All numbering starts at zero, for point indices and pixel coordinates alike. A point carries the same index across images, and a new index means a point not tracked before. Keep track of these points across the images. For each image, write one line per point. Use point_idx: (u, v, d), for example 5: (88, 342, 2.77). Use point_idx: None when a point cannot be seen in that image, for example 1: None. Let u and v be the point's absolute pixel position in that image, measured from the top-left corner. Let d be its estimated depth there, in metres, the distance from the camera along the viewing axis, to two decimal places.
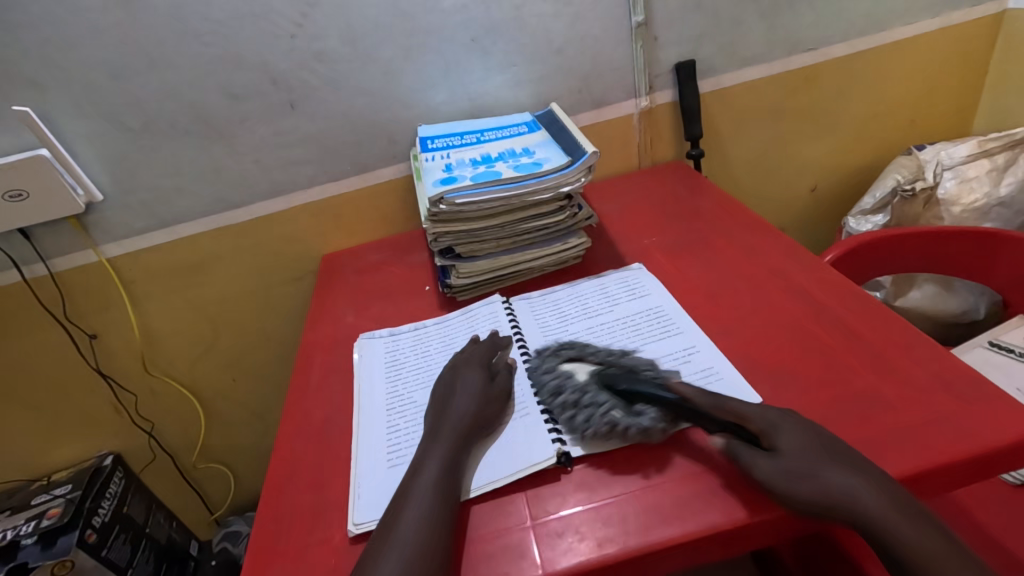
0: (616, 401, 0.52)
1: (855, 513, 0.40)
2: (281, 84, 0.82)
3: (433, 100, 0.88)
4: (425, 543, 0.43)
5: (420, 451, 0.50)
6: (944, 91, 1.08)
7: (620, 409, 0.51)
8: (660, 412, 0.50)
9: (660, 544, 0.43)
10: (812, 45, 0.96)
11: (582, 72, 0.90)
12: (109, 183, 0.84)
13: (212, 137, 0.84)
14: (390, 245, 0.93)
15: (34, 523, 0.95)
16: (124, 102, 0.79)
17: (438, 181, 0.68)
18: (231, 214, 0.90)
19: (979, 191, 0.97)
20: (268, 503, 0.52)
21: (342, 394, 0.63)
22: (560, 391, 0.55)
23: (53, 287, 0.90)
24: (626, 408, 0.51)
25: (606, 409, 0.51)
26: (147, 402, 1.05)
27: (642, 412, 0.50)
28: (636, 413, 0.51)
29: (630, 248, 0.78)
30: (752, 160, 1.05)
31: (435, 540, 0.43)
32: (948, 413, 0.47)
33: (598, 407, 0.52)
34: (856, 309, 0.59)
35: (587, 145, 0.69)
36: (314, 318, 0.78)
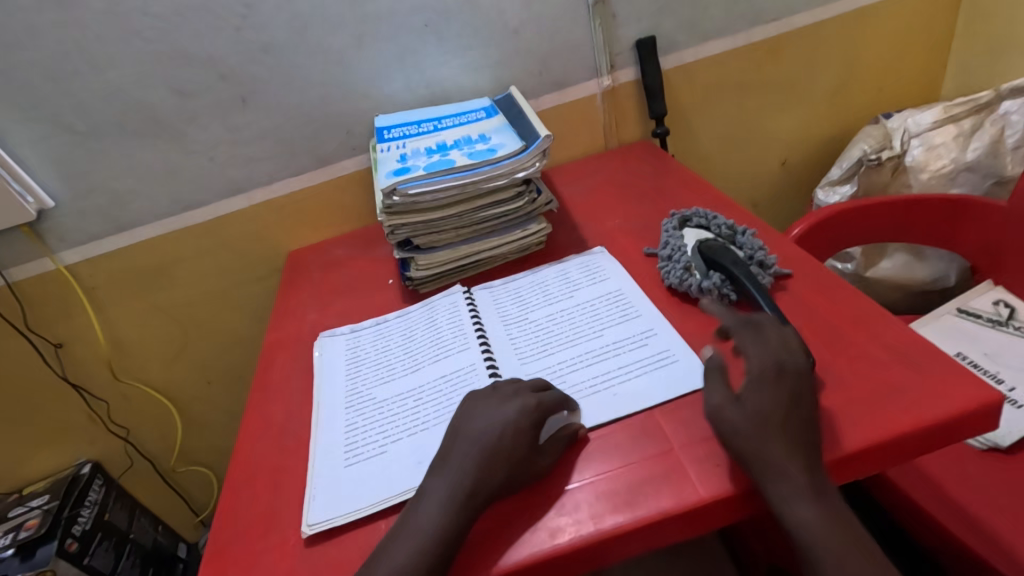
0: (698, 265, 0.61)
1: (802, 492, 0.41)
2: (231, 79, 0.80)
3: (389, 89, 0.86)
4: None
5: (421, 487, 0.47)
6: (910, 57, 1.07)
7: (693, 276, 0.61)
8: (724, 282, 0.59)
9: (612, 531, 0.43)
10: (774, 15, 0.95)
11: (541, 54, 0.89)
12: (60, 188, 0.82)
13: (163, 136, 0.82)
14: (355, 239, 0.92)
15: (11, 536, 0.95)
16: (67, 104, 0.77)
17: (392, 172, 0.67)
18: (189, 214, 0.88)
19: (946, 157, 0.96)
20: (225, 508, 0.52)
21: (303, 393, 0.63)
22: (666, 253, 0.65)
23: (12, 296, 0.88)
24: (702, 270, 0.61)
25: (683, 274, 0.61)
26: (121, 408, 1.04)
27: (712, 275, 0.59)
28: (705, 278, 0.60)
29: (594, 231, 0.77)
30: (720, 136, 1.04)
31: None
32: (901, 385, 0.47)
33: (682, 267, 0.62)
34: (814, 285, 0.59)
35: (542, 129, 0.68)
36: (277, 318, 0.77)
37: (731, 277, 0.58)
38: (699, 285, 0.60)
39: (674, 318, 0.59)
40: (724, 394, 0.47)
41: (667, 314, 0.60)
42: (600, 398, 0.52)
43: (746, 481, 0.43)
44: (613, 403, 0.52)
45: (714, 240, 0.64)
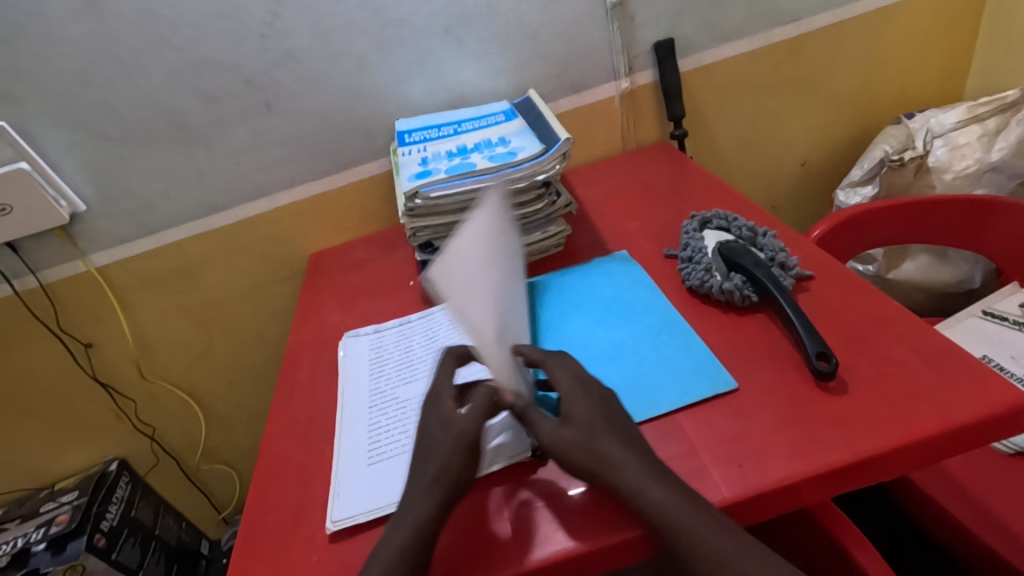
0: (719, 266, 0.61)
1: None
2: (256, 85, 0.82)
3: (410, 93, 0.87)
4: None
5: (404, 499, 0.46)
6: (932, 57, 1.05)
7: (714, 276, 0.61)
8: (746, 283, 0.59)
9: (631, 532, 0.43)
10: (794, 16, 0.95)
11: (559, 57, 0.89)
12: (92, 192, 0.84)
13: (190, 141, 0.84)
14: (376, 241, 0.93)
15: (43, 531, 0.97)
16: (100, 111, 0.79)
17: (414, 175, 0.68)
18: (215, 217, 0.90)
19: (970, 157, 0.95)
20: (253, 504, 0.53)
21: (327, 392, 0.64)
22: (688, 255, 0.65)
23: (44, 298, 0.91)
24: (722, 271, 0.61)
25: (704, 274, 0.61)
26: (147, 407, 1.07)
27: (733, 277, 0.59)
28: (726, 279, 0.60)
29: (613, 233, 0.78)
30: (738, 137, 1.04)
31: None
32: (926, 385, 0.47)
33: (703, 268, 0.61)
34: (838, 285, 0.59)
35: (562, 131, 0.68)
36: (300, 318, 0.78)
37: (753, 277, 0.58)
38: (720, 286, 0.60)
39: (696, 322, 0.59)
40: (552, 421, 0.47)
41: (689, 316, 0.60)
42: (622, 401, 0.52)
43: (770, 482, 0.43)
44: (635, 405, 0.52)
45: (734, 242, 0.64)
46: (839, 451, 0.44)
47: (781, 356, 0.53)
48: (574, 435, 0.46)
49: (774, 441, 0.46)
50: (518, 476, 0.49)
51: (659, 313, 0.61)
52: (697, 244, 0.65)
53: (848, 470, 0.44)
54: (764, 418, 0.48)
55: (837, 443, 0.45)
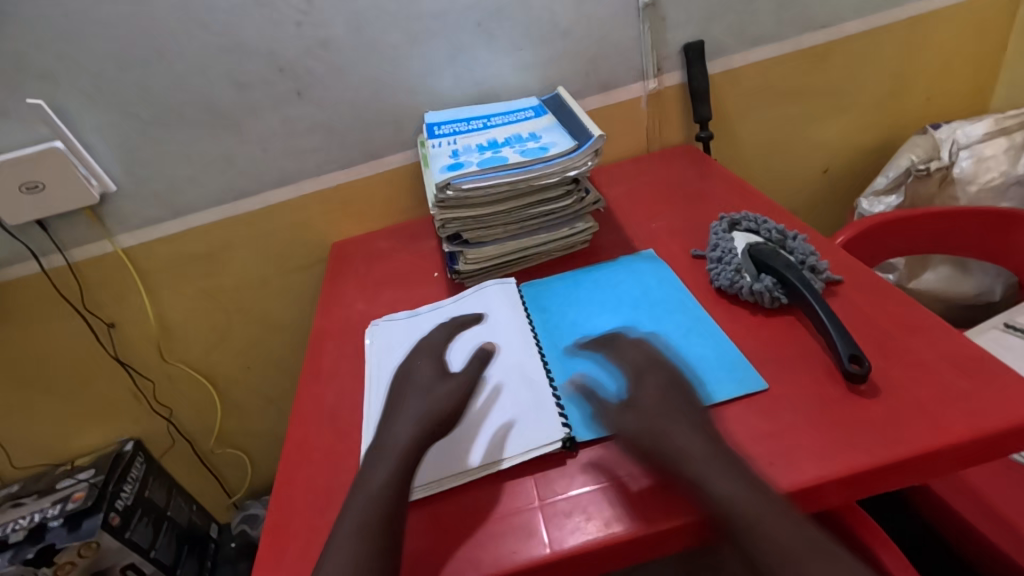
0: (749, 267, 0.62)
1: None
2: (289, 72, 0.82)
3: (440, 86, 0.88)
4: (368, 544, 0.43)
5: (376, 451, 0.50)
6: (959, 68, 1.05)
7: (744, 277, 0.61)
8: (776, 285, 0.59)
9: (666, 524, 0.43)
10: (824, 22, 0.94)
11: (589, 55, 0.90)
12: (122, 173, 0.85)
13: (221, 126, 0.85)
14: (399, 232, 0.94)
15: (60, 507, 0.98)
16: (134, 93, 0.80)
17: (445, 167, 0.68)
18: (241, 202, 0.91)
19: (996, 170, 0.96)
20: (282, 485, 0.54)
21: (354, 378, 0.65)
22: (718, 255, 0.65)
23: (70, 276, 0.92)
24: (751, 272, 0.61)
25: (735, 274, 0.61)
26: (165, 388, 1.08)
27: (762, 279, 0.59)
28: (756, 280, 0.60)
29: (638, 232, 0.78)
30: (762, 142, 1.04)
31: (374, 541, 0.43)
32: (957, 391, 0.47)
33: (732, 269, 0.62)
34: (869, 290, 0.59)
35: (594, 128, 0.69)
36: (324, 306, 0.79)
37: (784, 280, 0.58)
38: (749, 288, 0.60)
39: (726, 323, 0.60)
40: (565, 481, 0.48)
41: (718, 317, 0.61)
42: None
43: (801, 481, 0.44)
44: None
45: (764, 243, 0.64)
46: (874, 453, 0.45)
47: (811, 359, 0.53)
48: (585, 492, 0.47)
49: (807, 443, 0.47)
50: (541, 464, 0.50)
51: (688, 312, 0.61)
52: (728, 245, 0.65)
53: (882, 471, 0.44)
54: (795, 418, 0.48)
55: (870, 445, 0.45)
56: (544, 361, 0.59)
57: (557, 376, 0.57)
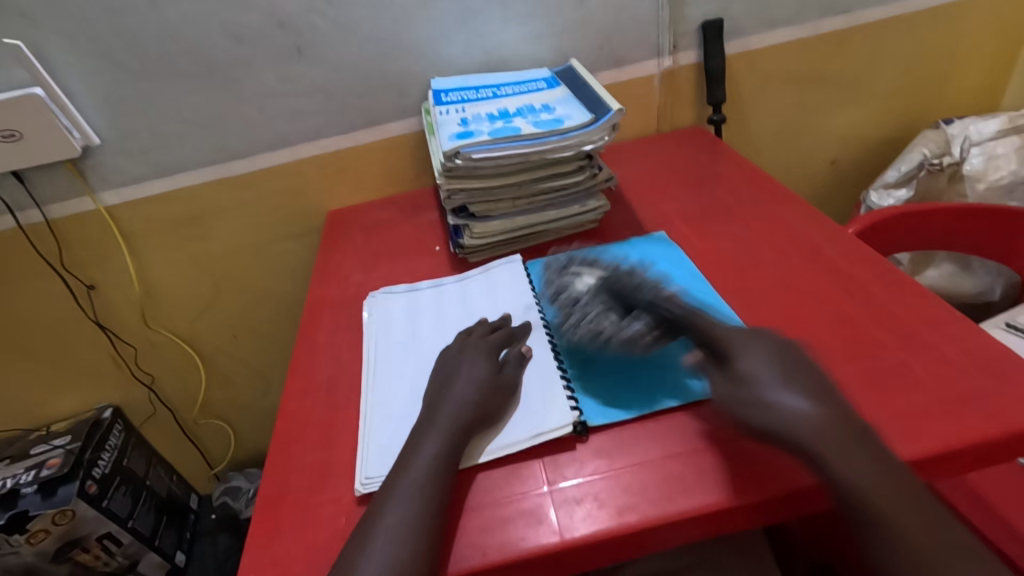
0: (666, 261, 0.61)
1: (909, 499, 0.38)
2: (289, 27, 0.78)
3: (448, 52, 0.84)
4: (410, 544, 0.40)
5: (408, 445, 0.46)
6: (975, 63, 1.03)
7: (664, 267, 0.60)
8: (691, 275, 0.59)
9: (680, 515, 0.42)
10: (846, 8, 0.92)
11: (604, 28, 0.86)
12: (107, 126, 0.80)
13: (215, 81, 0.80)
14: (398, 204, 0.91)
15: (34, 473, 0.95)
16: (121, 40, 0.75)
17: (454, 135, 0.65)
18: (234, 164, 0.86)
19: (1005, 169, 0.95)
20: (276, 460, 0.51)
21: (351, 352, 0.62)
22: (570, 298, 0.61)
23: (49, 234, 0.87)
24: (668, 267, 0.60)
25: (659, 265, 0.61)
26: (147, 355, 1.04)
27: (634, 319, 0.55)
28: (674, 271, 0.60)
29: (649, 214, 0.76)
30: (773, 129, 1.02)
31: (419, 542, 0.40)
32: (980, 388, 0.46)
33: (597, 311, 0.57)
34: (887, 283, 0.57)
35: (612, 102, 0.66)
36: (319, 276, 0.76)
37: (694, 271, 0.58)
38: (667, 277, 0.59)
39: (741, 311, 0.58)
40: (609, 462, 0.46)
41: (732, 304, 0.59)
42: (664, 383, 0.51)
43: None
44: (677, 388, 0.50)
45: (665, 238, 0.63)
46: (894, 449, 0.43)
47: (829, 351, 0.52)
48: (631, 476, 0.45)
49: None
50: (551, 449, 0.48)
51: (702, 297, 0.60)
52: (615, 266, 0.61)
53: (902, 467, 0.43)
54: None
55: (891, 440, 0.44)
56: (552, 343, 0.57)
57: (566, 358, 0.55)
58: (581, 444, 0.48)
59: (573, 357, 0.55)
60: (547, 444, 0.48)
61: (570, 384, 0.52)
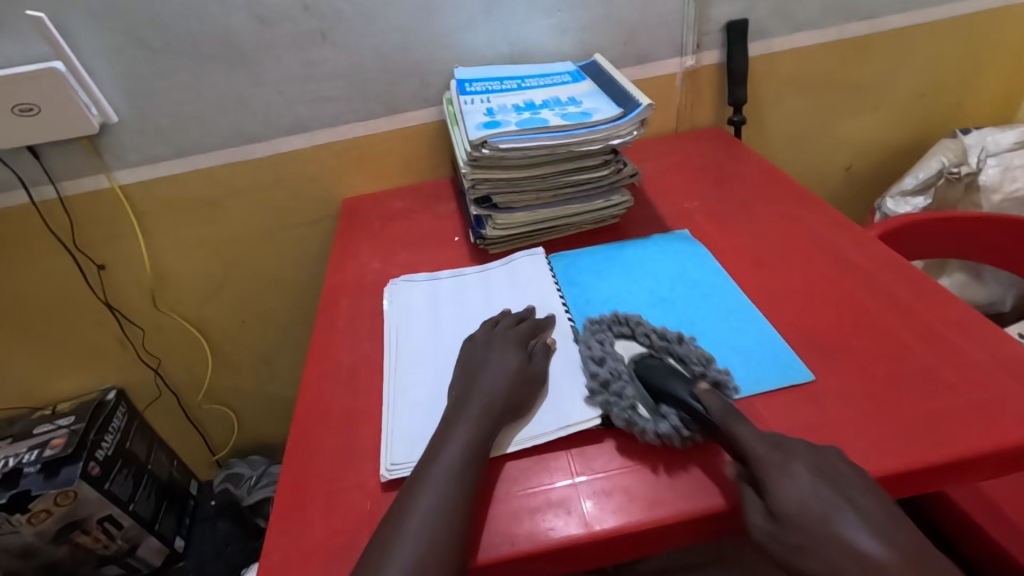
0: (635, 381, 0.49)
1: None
2: (314, 11, 0.77)
3: (471, 42, 0.83)
4: (444, 532, 0.40)
5: (438, 433, 0.46)
6: (994, 74, 1.04)
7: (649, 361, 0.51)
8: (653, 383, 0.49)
9: (711, 511, 0.41)
10: (869, 13, 0.92)
11: (629, 24, 0.86)
12: (125, 104, 0.79)
13: (237, 63, 0.79)
14: (415, 193, 0.90)
15: (36, 453, 0.94)
16: (144, 17, 0.74)
17: (482, 124, 0.64)
18: (251, 147, 0.86)
19: (1022, 180, 0.95)
20: (297, 444, 0.51)
21: (371, 339, 0.61)
22: (596, 375, 0.50)
23: (61, 211, 0.86)
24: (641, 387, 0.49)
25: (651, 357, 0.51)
26: (155, 338, 1.03)
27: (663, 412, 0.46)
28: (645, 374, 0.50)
29: (670, 211, 0.75)
30: (791, 133, 1.02)
31: (453, 530, 0.40)
32: (1008, 394, 0.46)
33: (624, 394, 0.48)
34: (913, 287, 0.57)
35: (641, 97, 0.65)
36: (337, 262, 0.75)
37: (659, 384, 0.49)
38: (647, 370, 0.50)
39: (766, 311, 0.58)
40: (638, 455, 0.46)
41: (758, 302, 0.59)
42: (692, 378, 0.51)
43: None
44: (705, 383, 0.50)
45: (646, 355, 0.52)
46: (925, 451, 0.43)
47: (856, 352, 0.52)
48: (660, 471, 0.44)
49: (853, 437, 0.45)
50: (579, 440, 0.47)
51: (726, 295, 0.60)
52: (656, 343, 0.53)
53: (931, 470, 0.43)
54: (841, 411, 0.47)
55: (920, 443, 0.44)
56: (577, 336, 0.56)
57: None
58: (609, 437, 0.47)
59: None
60: (574, 436, 0.48)
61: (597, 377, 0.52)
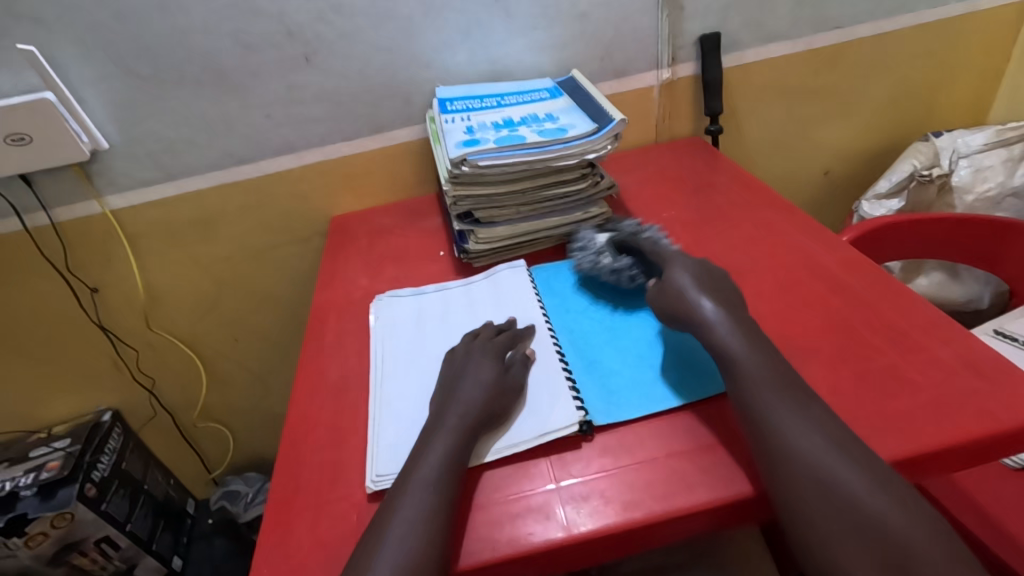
0: (608, 250, 0.65)
1: (910, 494, 0.40)
2: (297, 36, 0.79)
3: (452, 62, 0.86)
4: (424, 541, 0.41)
5: (418, 445, 0.48)
6: (963, 78, 1.07)
7: (606, 258, 0.64)
8: (632, 265, 0.63)
9: (683, 511, 0.43)
10: (839, 23, 0.95)
11: (605, 40, 0.88)
12: (115, 131, 0.81)
13: (224, 88, 0.81)
14: (401, 209, 0.92)
15: (33, 475, 0.94)
16: (132, 47, 0.76)
17: (461, 142, 0.66)
18: (240, 169, 0.88)
19: (993, 180, 0.98)
20: (287, 460, 0.52)
21: (359, 354, 0.63)
22: (579, 245, 0.69)
23: (54, 236, 0.87)
24: (613, 254, 0.65)
25: (596, 257, 0.65)
26: (149, 358, 1.04)
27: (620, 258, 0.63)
28: (616, 260, 0.63)
29: (649, 221, 0.77)
30: (769, 139, 1.05)
31: (432, 539, 0.41)
32: (968, 390, 0.48)
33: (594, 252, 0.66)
34: (880, 289, 0.59)
35: (615, 112, 0.67)
36: (325, 279, 0.77)
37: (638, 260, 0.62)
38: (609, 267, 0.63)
39: None
40: (614, 460, 0.47)
41: None
42: (667, 385, 0.52)
43: None
44: (678, 390, 0.52)
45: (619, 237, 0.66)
46: (892, 448, 0.45)
47: (827, 353, 0.54)
48: (636, 474, 0.46)
49: None
50: (558, 448, 0.49)
51: None
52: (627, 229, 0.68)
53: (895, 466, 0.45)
54: None
55: (885, 440, 0.46)
56: (557, 346, 0.58)
57: (571, 360, 0.57)
58: (587, 443, 0.49)
59: (577, 361, 0.56)
60: (553, 444, 0.49)
61: (575, 386, 0.53)
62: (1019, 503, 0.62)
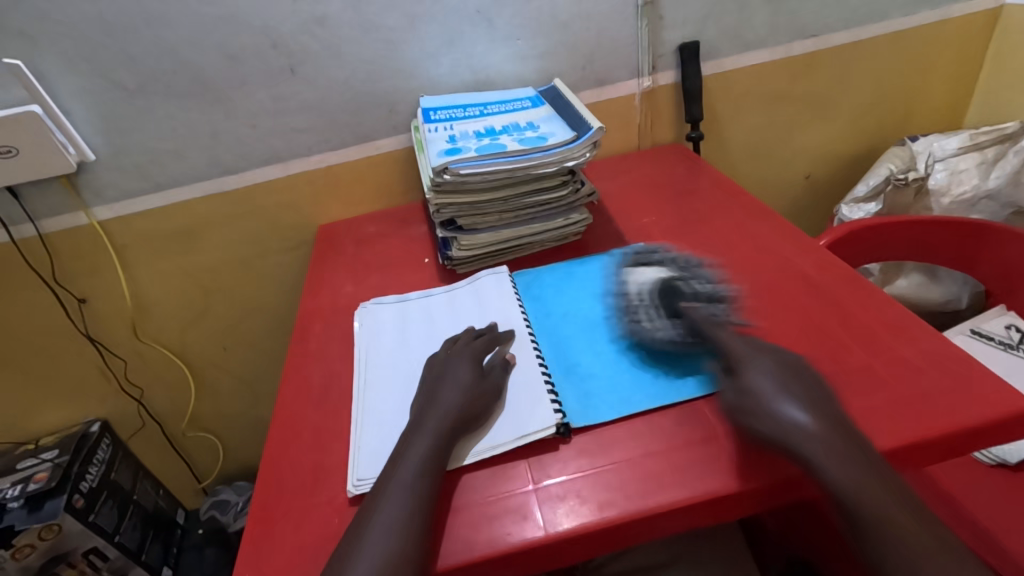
0: (653, 309, 0.60)
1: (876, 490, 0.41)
2: (282, 48, 0.80)
3: (436, 71, 0.87)
4: (400, 541, 0.42)
5: (397, 449, 0.48)
6: (939, 82, 1.09)
7: (653, 320, 0.59)
8: (680, 329, 0.57)
9: (657, 509, 0.44)
10: (815, 31, 0.97)
11: (586, 50, 0.90)
12: (102, 142, 0.82)
13: (209, 99, 0.82)
14: (388, 217, 0.93)
15: (20, 487, 0.94)
16: (118, 60, 0.77)
17: (443, 151, 0.67)
18: (227, 179, 0.88)
19: (968, 183, 1.00)
20: (270, 465, 0.53)
21: (343, 360, 0.64)
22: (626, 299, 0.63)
23: (41, 247, 0.88)
24: (657, 318, 0.59)
25: (639, 318, 0.59)
26: (137, 368, 1.04)
27: (666, 321, 0.58)
28: (661, 325, 0.58)
29: (629, 226, 0.79)
30: (750, 145, 1.07)
31: (409, 540, 0.42)
32: (937, 388, 0.49)
33: (645, 309, 0.60)
34: (853, 291, 0.61)
35: (593, 120, 0.69)
36: (311, 287, 0.78)
37: (686, 327, 0.56)
38: (654, 332, 0.58)
39: (717, 318, 0.61)
40: (591, 461, 0.48)
41: (709, 311, 0.62)
42: (644, 389, 0.53)
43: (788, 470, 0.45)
44: (654, 393, 0.53)
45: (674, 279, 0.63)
46: None
47: (800, 354, 0.55)
48: (613, 473, 0.47)
49: None
50: (538, 450, 0.50)
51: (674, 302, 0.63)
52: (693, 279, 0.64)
53: None
54: None
55: None
56: (536, 349, 0.59)
57: (551, 363, 0.58)
58: (564, 445, 0.50)
59: (556, 364, 0.58)
60: (533, 446, 0.50)
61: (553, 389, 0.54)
62: (990, 497, 0.64)
